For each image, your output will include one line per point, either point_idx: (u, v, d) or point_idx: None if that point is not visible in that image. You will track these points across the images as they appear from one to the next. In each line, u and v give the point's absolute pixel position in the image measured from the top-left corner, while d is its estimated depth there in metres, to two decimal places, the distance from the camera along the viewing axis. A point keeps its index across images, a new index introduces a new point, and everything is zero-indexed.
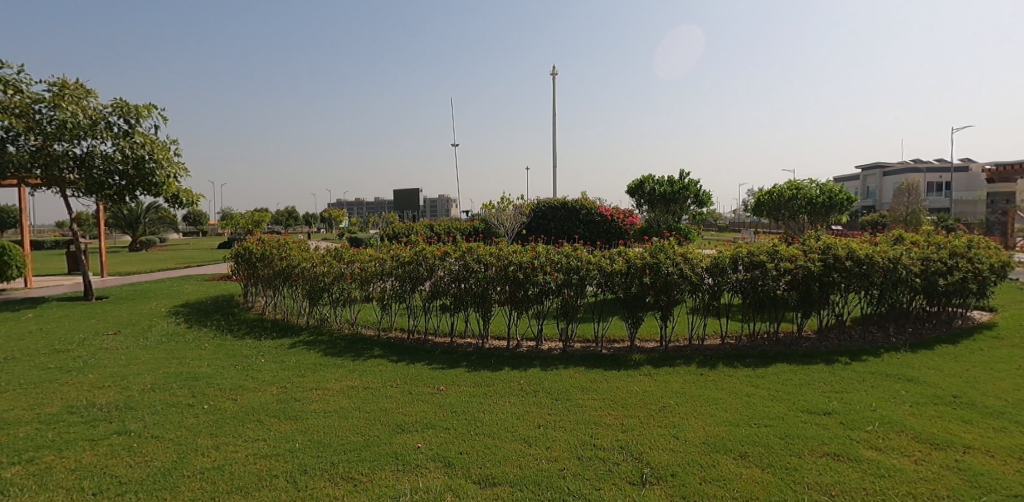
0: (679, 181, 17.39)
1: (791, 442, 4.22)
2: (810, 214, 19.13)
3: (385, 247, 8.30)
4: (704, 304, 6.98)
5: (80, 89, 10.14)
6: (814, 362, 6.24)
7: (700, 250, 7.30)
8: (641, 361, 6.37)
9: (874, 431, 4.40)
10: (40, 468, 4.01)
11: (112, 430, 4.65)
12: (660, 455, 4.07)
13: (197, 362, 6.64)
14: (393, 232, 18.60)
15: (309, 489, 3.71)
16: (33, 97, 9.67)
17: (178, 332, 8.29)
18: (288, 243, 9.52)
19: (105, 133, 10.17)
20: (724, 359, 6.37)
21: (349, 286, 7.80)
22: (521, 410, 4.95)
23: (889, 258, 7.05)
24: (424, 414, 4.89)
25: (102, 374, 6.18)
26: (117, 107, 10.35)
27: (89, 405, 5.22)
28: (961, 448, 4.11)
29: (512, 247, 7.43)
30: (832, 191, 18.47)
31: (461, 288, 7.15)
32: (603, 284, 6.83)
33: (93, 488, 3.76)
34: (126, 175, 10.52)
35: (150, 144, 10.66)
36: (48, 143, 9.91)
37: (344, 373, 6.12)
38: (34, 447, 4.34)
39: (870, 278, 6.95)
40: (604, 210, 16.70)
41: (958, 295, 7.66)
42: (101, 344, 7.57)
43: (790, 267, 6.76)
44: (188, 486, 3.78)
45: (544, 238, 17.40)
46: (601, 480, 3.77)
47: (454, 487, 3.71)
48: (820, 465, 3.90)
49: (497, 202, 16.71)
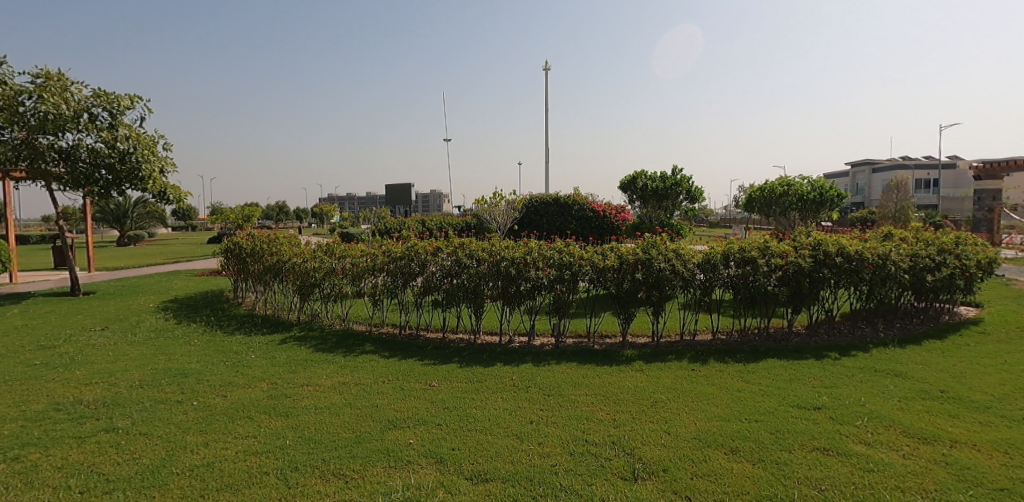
0: (672, 177, 17.39)
1: (781, 437, 4.25)
2: (801, 210, 19.26)
3: (376, 243, 8.25)
4: (695, 300, 7.00)
5: (64, 81, 9.96)
6: (804, 357, 6.30)
7: (692, 246, 7.32)
8: (634, 356, 6.38)
9: (862, 425, 4.45)
10: (25, 467, 3.95)
11: (100, 427, 4.59)
12: (652, 451, 4.08)
13: (186, 358, 6.57)
14: (385, 227, 18.53)
15: (299, 486, 3.69)
16: (16, 89, 9.49)
17: (167, 327, 8.21)
18: (278, 238, 9.47)
19: (91, 126, 10.01)
20: (715, 354, 6.40)
21: (340, 282, 7.77)
22: (513, 406, 4.95)
23: (878, 254, 7.09)
24: (416, 410, 4.88)
25: (89, 370, 6.10)
26: (102, 99, 10.16)
27: (76, 402, 5.15)
28: (948, 442, 4.16)
29: (505, 242, 7.40)
30: (822, 188, 18.71)
31: (453, 283, 7.14)
32: (595, 279, 6.83)
33: (80, 486, 3.72)
34: (113, 170, 10.38)
35: (136, 137, 10.51)
36: (33, 136, 9.74)
37: (336, 369, 6.08)
38: (19, 445, 4.27)
39: (858, 274, 7.03)
40: (597, 207, 16.73)
41: (946, 291, 7.75)
42: (88, 340, 7.47)
43: (781, 264, 6.80)
44: (177, 483, 3.75)
45: (537, 234, 17.42)
46: (594, 476, 3.77)
47: (446, 483, 3.70)
48: (810, 459, 3.94)
49: (489, 197, 16.63)
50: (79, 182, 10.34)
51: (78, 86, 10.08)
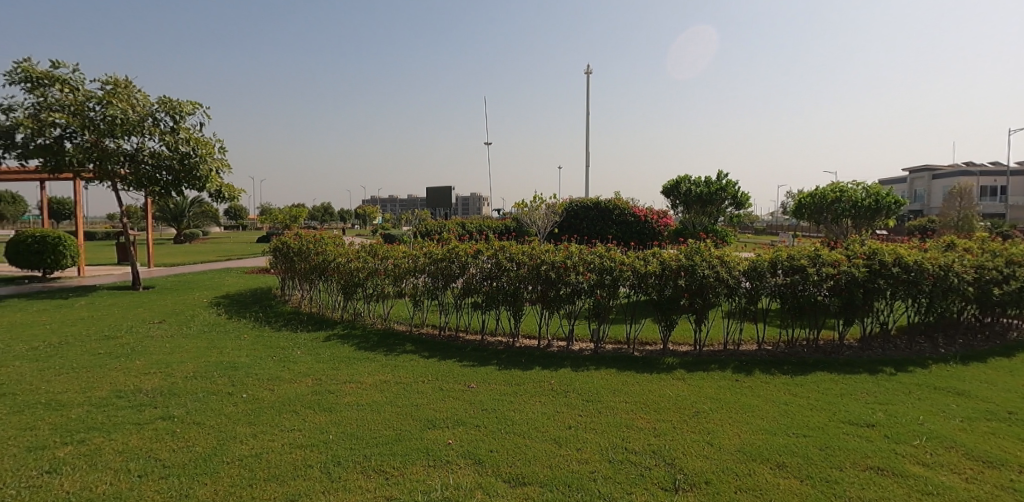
0: (717, 181, 16.97)
1: (832, 454, 4.08)
2: (854, 217, 18.37)
3: (417, 244, 8.39)
4: (740, 309, 6.77)
5: (129, 87, 10.59)
6: (857, 371, 6.01)
7: (738, 253, 7.13)
8: (675, 364, 6.24)
9: (920, 446, 4.20)
10: (90, 450, 4.21)
11: (157, 415, 4.84)
12: (693, 461, 3.98)
13: (236, 352, 6.85)
14: (426, 229, 18.84)
15: (342, 480, 3.78)
16: (86, 95, 10.14)
17: (219, 322, 8.60)
18: (324, 239, 9.77)
19: (154, 130, 10.62)
20: (760, 365, 6.20)
21: (383, 282, 7.93)
22: (551, 410, 4.92)
23: (939, 265, 6.70)
24: (455, 411, 4.92)
25: (148, 361, 6.45)
26: (164, 104, 10.75)
27: (136, 390, 5.45)
28: (1016, 467, 3.89)
29: (544, 245, 7.39)
30: (878, 194, 17.74)
31: (493, 286, 7.17)
32: (636, 285, 6.73)
33: (139, 470, 3.93)
34: (173, 171, 10.97)
35: (194, 139, 11.06)
36: (101, 139, 10.37)
37: (377, 368, 6.21)
38: (85, 428, 4.55)
39: (918, 286, 6.64)
40: (637, 211, 16.50)
41: (1014, 306, 7.24)
42: (147, 332, 7.90)
43: (833, 273, 6.53)
44: (227, 472, 3.90)
45: (576, 238, 17.34)
46: (633, 485, 3.71)
47: (484, 485, 3.72)
48: (863, 479, 3.76)
49: (529, 201, 16.58)
50: (142, 182, 10.97)
51: (141, 92, 10.68)
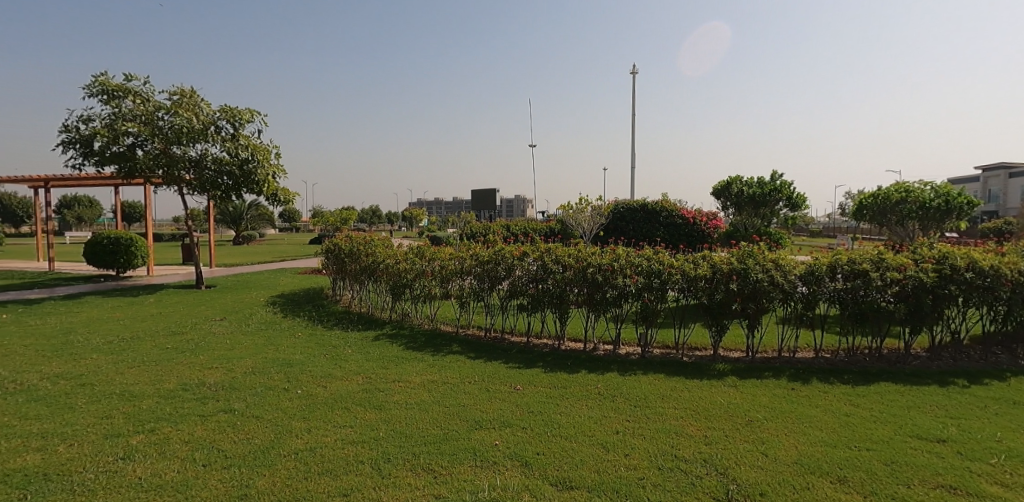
0: (770, 182, 16.38)
1: (898, 470, 3.85)
2: (921, 219, 17.29)
3: (464, 246, 8.50)
4: (796, 315, 6.50)
5: (194, 97, 11.23)
6: (925, 382, 5.65)
7: (794, 256, 6.85)
8: (726, 371, 6.06)
9: (999, 464, 3.91)
10: (160, 438, 4.49)
11: (219, 408, 5.11)
12: (747, 472, 3.86)
13: (291, 349, 7.14)
14: (471, 231, 19.07)
15: (392, 477, 3.88)
16: (156, 106, 10.83)
17: (275, 320, 8.98)
18: (373, 241, 10.04)
19: (216, 137, 11.22)
20: (818, 374, 5.93)
21: (430, 283, 8.07)
22: (598, 415, 4.87)
23: (1019, 270, 6.22)
24: (501, 412, 4.95)
25: (211, 356, 6.81)
26: (225, 112, 11.34)
27: (200, 383, 5.77)
28: None
29: (590, 248, 7.34)
30: (949, 194, 16.62)
31: (539, 288, 7.17)
32: (685, 288, 6.58)
33: (203, 459, 4.15)
34: (233, 175, 11.55)
35: (253, 145, 11.62)
36: (168, 146, 11.04)
37: (424, 367, 6.33)
38: (155, 418, 4.86)
39: (995, 293, 6.19)
40: (686, 213, 16.12)
41: None
42: (209, 329, 8.35)
43: (898, 278, 6.17)
44: (284, 465, 4.07)
45: (623, 241, 17.15)
46: (683, 493, 3.63)
47: (532, 487, 3.73)
48: (933, 498, 3.53)
49: (575, 203, 16.48)
50: (205, 187, 11.60)
51: (205, 101, 11.31)
